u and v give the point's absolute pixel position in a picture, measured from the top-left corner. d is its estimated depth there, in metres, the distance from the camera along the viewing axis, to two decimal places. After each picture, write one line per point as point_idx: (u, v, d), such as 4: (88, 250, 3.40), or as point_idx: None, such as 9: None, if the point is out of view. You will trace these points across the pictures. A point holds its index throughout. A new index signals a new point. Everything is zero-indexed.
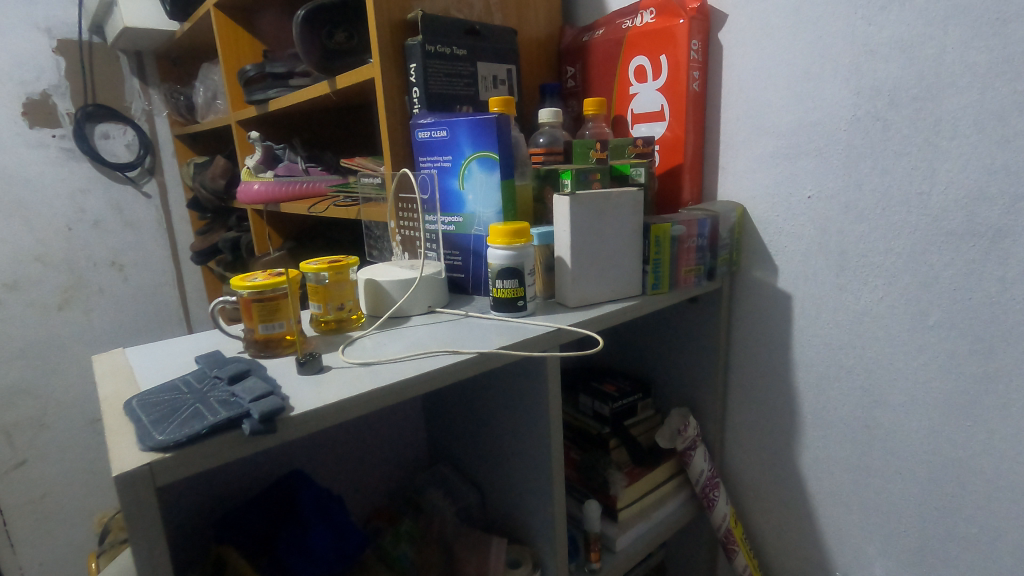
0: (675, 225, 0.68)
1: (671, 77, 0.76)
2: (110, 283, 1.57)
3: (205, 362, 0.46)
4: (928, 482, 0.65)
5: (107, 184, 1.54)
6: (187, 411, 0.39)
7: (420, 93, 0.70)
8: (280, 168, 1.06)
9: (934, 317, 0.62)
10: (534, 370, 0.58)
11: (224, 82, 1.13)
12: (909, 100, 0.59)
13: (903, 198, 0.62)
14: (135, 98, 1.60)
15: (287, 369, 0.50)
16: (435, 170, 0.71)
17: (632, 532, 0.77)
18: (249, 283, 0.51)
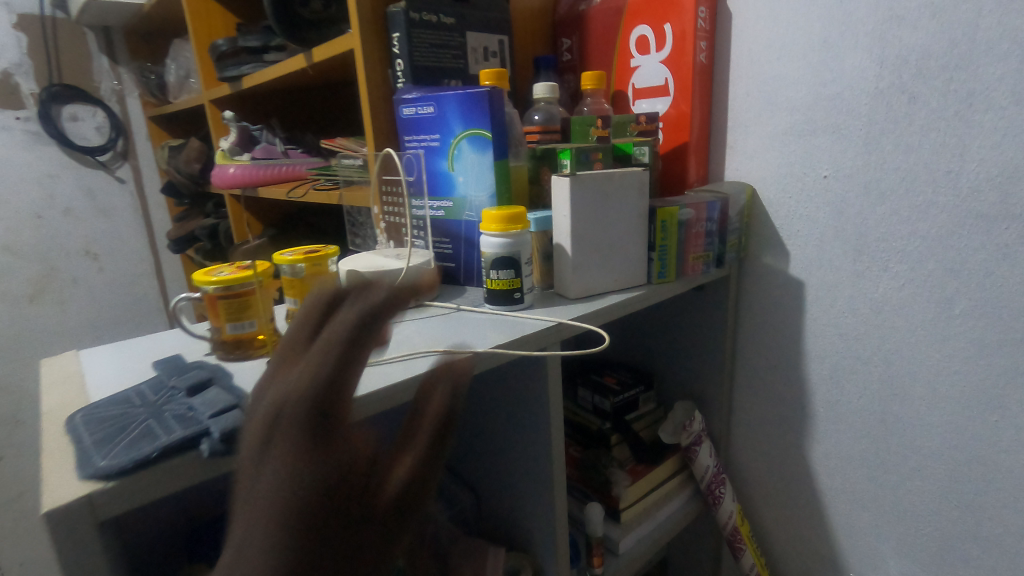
0: (682, 209, 0.63)
1: (676, 48, 0.70)
2: (84, 273, 1.50)
3: (163, 370, 0.41)
4: (949, 480, 0.61)
5: (76, 169, 1.46)
6: (137, 430, 0.34)
7: (403, 65, 0.64)
8: (258, 150, 1.00)
9: (960, 306, 0.57)
10: (533, 368, 0.53)
11: (195, 58, 1.06)
12: (939, 70, 0.54)
13: (930, 176, 0.57)
14: (104, 77, 1.51)
15: (258, 374, 0.45)
16: (421, 150, 0.65)
17: (635, 533, 0.73)
18: (214, 278, 0.45)
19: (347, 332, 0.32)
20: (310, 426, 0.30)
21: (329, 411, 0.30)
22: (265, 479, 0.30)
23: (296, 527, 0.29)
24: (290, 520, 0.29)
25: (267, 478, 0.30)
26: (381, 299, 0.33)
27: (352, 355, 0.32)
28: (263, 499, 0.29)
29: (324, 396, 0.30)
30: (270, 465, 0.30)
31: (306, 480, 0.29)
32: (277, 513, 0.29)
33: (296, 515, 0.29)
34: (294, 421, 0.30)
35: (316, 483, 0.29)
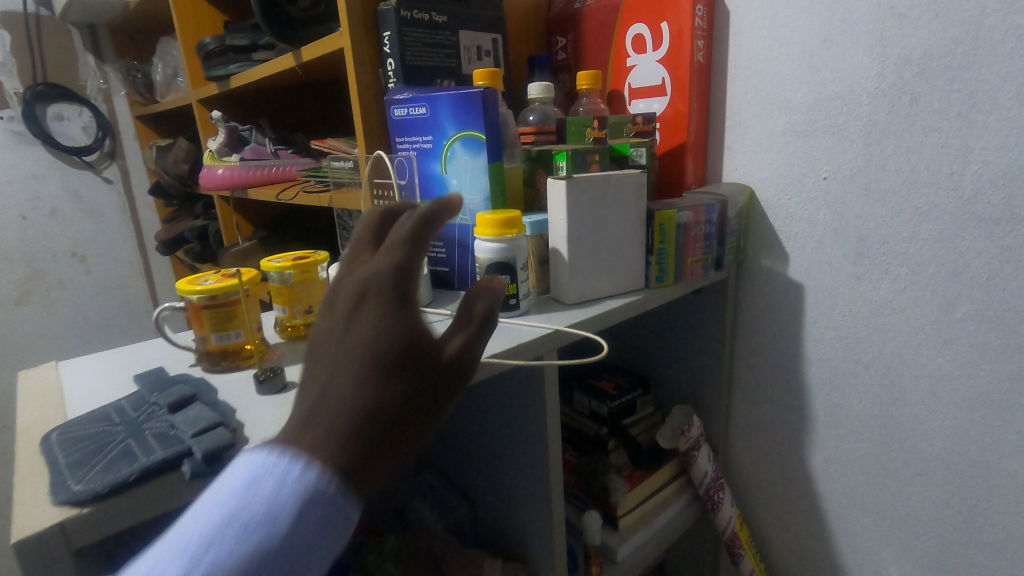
0: (680, 211, 0.61)
1: (673, 46, 0.69)
2: (70, 275, 1.48)
3: (144, 384, 0.40)
4: (951, 485, 0.61)
5: (62, 170, 1.43)
6: (115, 450, 0.33)
7: (394, 65, 0.63)
8: (247, 151, 0.99)
9: (962, 309, 0.57)
10: (529, 376, 0.52)
11: (183, 57, 1.04)
12: (941, 70, 0.53)
13: (931, 178, 0.56)
14: (90, 76, 1.48)
15: (244, 386, 0.43)
16: (413, 152, 0.63)
17: (633, 540, 0.71)
18: (198, 287, 0.44)
19: (419, 221, 0.34)
20: (393, 297, 0.32)
21: (407, 282, 0.33)
22: (346, 336, 0.31)
23: (378, 382, 0.31)
24: (373, 372, 0.30)
25: (346, 339, 0.31)
26: (439, 205, 0.36)
27: (424, 241, 0.34)
28: (345, 351, 0.31)
29: (403, 268, 0.33)
30: (348, 325, 0.32)
31: (388, 338, 0.31)
32: (360, 365, 0.30)
33: (380, 368, 0.31)
34: (376, 291, 0.32)
35: (397, 341, 0.31)
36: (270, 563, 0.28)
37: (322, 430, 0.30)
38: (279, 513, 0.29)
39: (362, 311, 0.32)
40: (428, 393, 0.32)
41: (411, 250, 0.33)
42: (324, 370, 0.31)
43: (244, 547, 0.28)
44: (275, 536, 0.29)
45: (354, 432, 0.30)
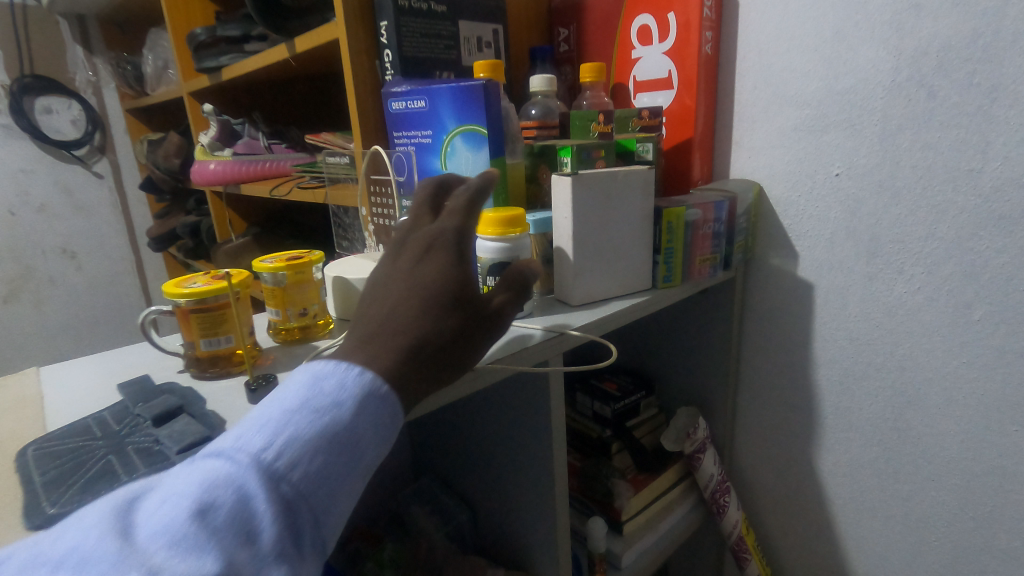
0: (689, 208, 0.59)
1: (680, 38, 0.67)
2: (61, 272, 1.46)
3: (127, 394, 0.38)
4: (964, 491, 0.59)
5: (50, 164, 1.41)
6: (94, 467, 0.31)
7: (392, 56, 0.60)
8: (240, 146, 0.96)
9: (979, 311, 0.55)
10: (534, 381, 0.50)
11: (173, 48, 1.01)
12: (961, 63, 0.51)
13: (949, 175, 0.54)
14: (78, 68, 1.45)
15: (234, 394, 0.41)
16: (412, 147, 0.61)
17: (637, 546, 0.70)
18: (186, 290, 0.41)
19: (476, 191, 0.40)
20: (457, 250, 0.38)
21: (465, 238, 0.38)
22: (413, 272, 0.36)
23: (437, 310, 0.35)
24: (431, 305, 0.35)
25: (412, 275, 0.36)
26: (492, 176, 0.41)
27: (479, 208, 0.40)
28: (409, 286, 0.36)
29: (463, 227, 0.39)
30: (415, 265, 0.37)
31: (451, 280, 0.36)
32: (426, 294, 0.35)
33: (438, 303, 0.36)
34: (440, 243, 0.38)
35: (455, 282, 0.37)
36: (339, 442, 0.30)
37: (382, 348, 0.34)
38: (343, 401, 0.31)
39: (427, 257, 0.37)
40: (470, 331, 0.37)
41: (469, 213, 0.39)
42: (390, 297, 0.36)
43: (315, 426, 0.30)
44: (340, 421, 0.31)
45: (415, 349, 0.34)
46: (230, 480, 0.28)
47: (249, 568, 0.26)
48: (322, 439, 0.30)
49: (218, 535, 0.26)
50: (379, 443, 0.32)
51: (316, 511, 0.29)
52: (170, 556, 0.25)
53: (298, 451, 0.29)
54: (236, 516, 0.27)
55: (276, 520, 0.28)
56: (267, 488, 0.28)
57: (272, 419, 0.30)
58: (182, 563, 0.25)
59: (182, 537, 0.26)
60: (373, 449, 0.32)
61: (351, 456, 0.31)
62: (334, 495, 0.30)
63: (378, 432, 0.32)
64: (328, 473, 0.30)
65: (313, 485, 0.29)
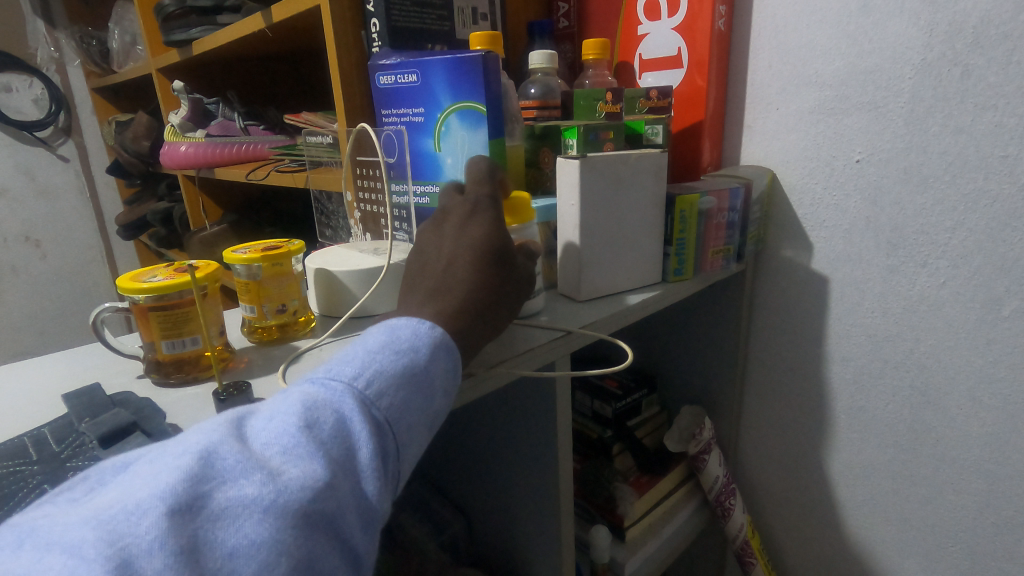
0: (704, 196, 0.55)
1: (690, 11, 0.62)
2: (25, 261, 1.40)
3: (70, 407, 0.33)
4: (986, 496, 0.56)
5: (12, 146, 1.34)
6: (24, 503, 0.26)
7: (379, 26, 0.54)
8: (214, 127, 0.90)
9: (1009, 308, 0.51)
10: (539, 384, 0.46)
11: (139, 20, 0.94)
12: (999, 39, 0.47)
13: (981, 161, 0.50)
14: (40, 43, 1.37)
15: (202, 403, 0.36)
16: (403, 127, 0.56)
17: (641, 553, 0.66)
18: (145, 284, 0.36)
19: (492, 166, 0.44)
20: (496, 215, 0.40)
21: (498, 203, 0.41)
22: (460, 233, 0.39)
23: (489, 262, 0.38)
24: (479, 259, 0.37)
25: (461, 236, 0.39)
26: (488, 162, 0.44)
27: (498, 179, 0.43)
28: (458, 246, 0.38)
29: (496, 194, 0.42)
30: (461, 228, 0.39)
31: (494, 237, 0.39)
32: (478, 250, 0.38)
33: (485, 258, 0.38)
34: (481, 209, 0.40)
35: (499, 241, 0.39)
36: (422, 377, 0.31)
37: (440, 302, 0.35)
38: (421, 343, 0.32)
39: (470, 223, 0.40)
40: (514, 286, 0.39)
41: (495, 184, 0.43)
42: (444, 257, 0.38)
43: (399, 361, 0.30)
44: (419, 359, 0.31)
45: (473, 297, 0.36)
46: (327, 404, 0.28)
47: (351, 483, 0.26)
48: (406, 372, 0.30)
49: (327, 448, 0.26)
50: (452, 385, 0.33)
51: (407, 439, 0.29)
52: (285, 463, 0.25)
53: (387, 381, 0.29)
54: (340, 435, 0.27)
55: (373, 442, 0.27)
56: (363, 412, 0.28)
57: (359, 353, 0.30)
58: (297, 469, 0.25)
59: (294, 447, 0.26)
60: (448, 391, 0.32)
61: (432, 391, 0.31)
62: (420, 427, 0.30)
63: (451, 374, 0.33)
64: (415, 404, 0.30)
65: (401, 415, 0.29)
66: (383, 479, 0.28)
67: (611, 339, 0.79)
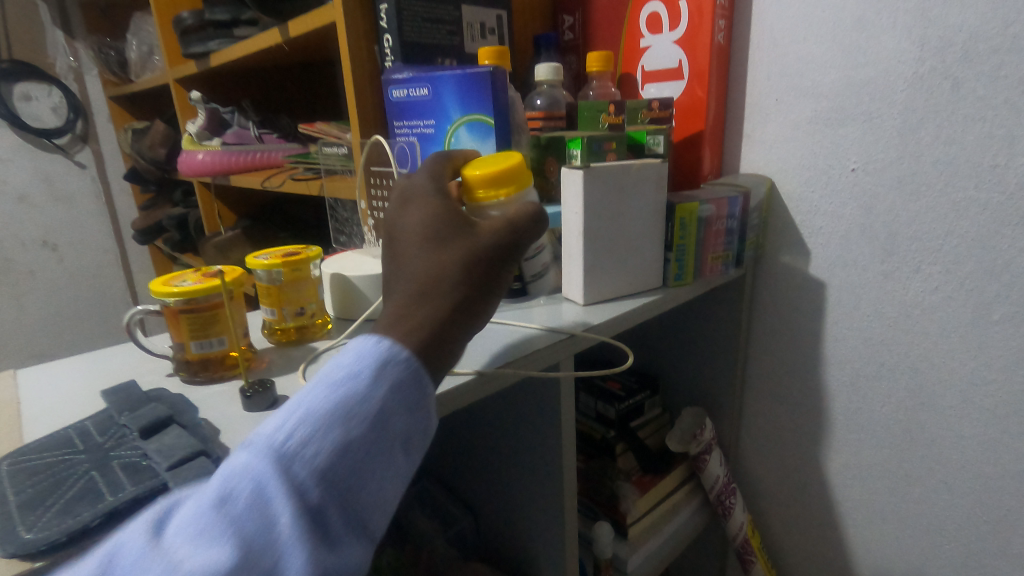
0: (703, 204, 0.57)
1: (692, 26, 0.64)
2: (42, 265, 1.44)
3: (110, 402, 0.35)
4: (980, 495, 0.58)
5: (31, 153, 1.38)
6: (75, 487, 0.28)
7: (392, 41, 0.57)
8: (229, 135, 0.93)
9: (999, 312, 0.53)
10: (544, 385, 0.48)
11: (157, 33, 0.97)
12: (988, 53, 0.49)
13: (972, 170, 0.52)
14: (59, 53, 1.41)
15: (229, 400, 0.38)
16: (414, 138, 0.58)
17: (643, 550, 0.68)
18: (176, 288, 0.39)
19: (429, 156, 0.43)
20: (432, 195, 0.39)
21: (438, 184, 0.40)
22: (402, 225, 0.38)
23: (438, 256, 0.35)
24: (424, 244, 0.36)
25: (403, 227, 0.38)
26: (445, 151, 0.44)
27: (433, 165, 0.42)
28: (404, 239, 0.37)
29: (431, 177, 0.40)
30: (402, 219, 0.38)
31: (435, 217, 0.37)
32: (423, 238, 0.36)
33: (432, 241, 0.36)
34: (417, 195, 0.39)
35: (444, 218, 0.37)
36: (353, 420, 0.29)
37: (402, 294, 0.35)
38: (357, 376, 0.30)
39: (411, 211, 0.38)
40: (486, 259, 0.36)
41: (436, 171, 0.42)
42: (395, 252, 0.37)
43: (328, 407, 0.29)
44: (354, 398, 0.29)
45: (431, 284, 0.35)
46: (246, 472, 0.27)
47: (270, 558, 0.25)
48: (334, 419, 0.29)
49: (239, 525, 0.25)
50: (411, 408, 0.31)
51: (352, 484, 0.28)
52: (194, 550, 0.25)
53: (311, 434, 0.28)
54: (254, 507, 0.26)
55: (291, 508, 0.26)
56: (283, 474, 0.27)
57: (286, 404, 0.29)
58: (201, 557, 0.24)
59: (202, 530, 0.25)
60: (405, 418, 0.31)
61: (377, 427, 0.29)
62: (366, 467, 0.28)
63: (406, 398, 0.31)
64: (354, 446, 0.28)
65: (331, 467, 0.28)
66: (314, 542, 0.26)
67: (615, 342, 0.81)
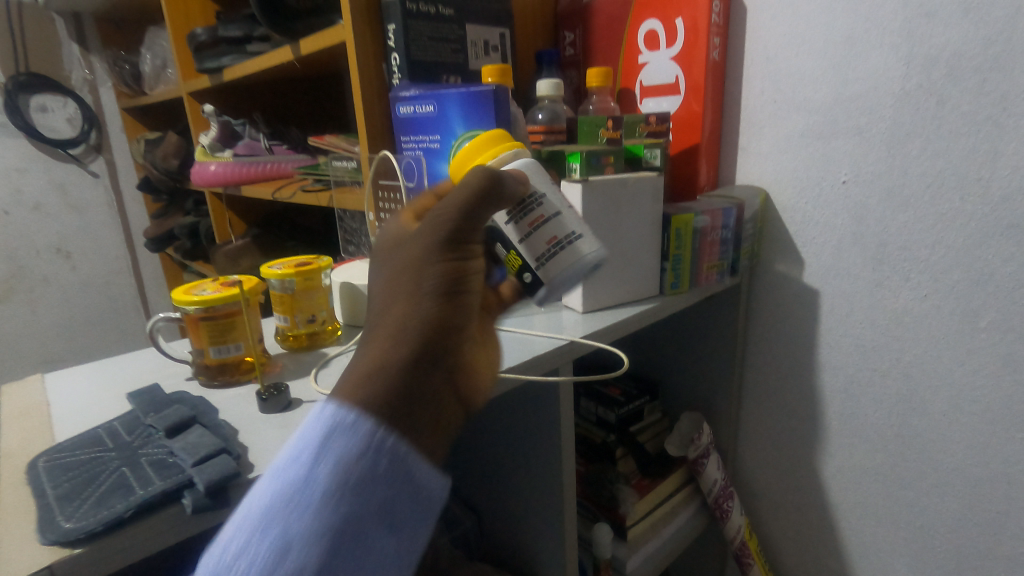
0: (698, 215, 0.59)
1: (688, 43, 0.66)
2: (55, 272, 1.47)
3: (137, 404, 0.37)
4: (971, 498, 0.59)
5: (46, 163, 1.41)
6: (107, 481, 0.30)
7: (399, 60, 0.60)
8: (239, 147, 0.95)
9: (986, 319, 0.55)
10: (544, 389, 0.50)
11: (172, 48, 1.00)
12: (970, 71, 0.51)
13: (957, 183, 0.54)
14: (75, 66, 1.45)
15: (246, 403, 0.41)
16: (420, 153, 0.60)
17: (642, 552, 0.69)
18: (195, 297, 0.41)
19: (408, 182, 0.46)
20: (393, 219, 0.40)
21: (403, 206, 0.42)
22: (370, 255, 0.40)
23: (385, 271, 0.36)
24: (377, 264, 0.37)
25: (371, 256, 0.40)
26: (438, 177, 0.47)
27: None
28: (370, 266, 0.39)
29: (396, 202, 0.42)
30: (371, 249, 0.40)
31: (388, 237, 0.38)
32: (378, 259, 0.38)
33: (383, 259, 0.37)
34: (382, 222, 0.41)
35: (397, 235, 0.38)
36: (306, 524, 0.28)
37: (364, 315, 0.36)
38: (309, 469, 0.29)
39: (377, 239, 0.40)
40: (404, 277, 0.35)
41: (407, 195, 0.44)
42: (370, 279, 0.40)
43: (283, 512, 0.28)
44: (308, 496, 0.29)
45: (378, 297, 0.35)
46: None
47: None
48: (289, 526, 0.28)
49: None
50: (373, 480, 0.30)
51: (313, 570, 0.28)
52: None
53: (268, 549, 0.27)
54: None
55: None
56: None
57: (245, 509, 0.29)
58: None
59: None
60: (371, 492, 0.29)
61: (335, 520, 0.28)
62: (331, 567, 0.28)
63: (364, 476, 0.29)
64: (313, 536, 0.28)
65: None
66: None
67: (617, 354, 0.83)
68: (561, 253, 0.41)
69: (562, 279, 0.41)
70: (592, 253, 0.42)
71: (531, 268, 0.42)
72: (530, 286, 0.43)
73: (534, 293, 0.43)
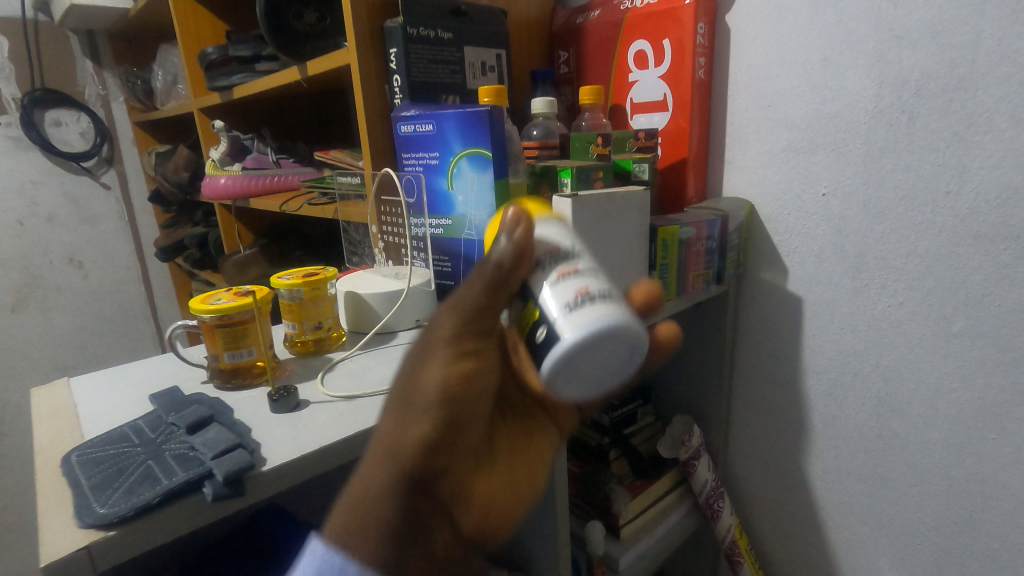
0: (684, 227, 0.63)
1: (675, 63, 0.70)
2: (67, 282, 1.51)
3: (160, 404, 0.41)
4: (950, 497, 0.61)
5: (60, 176, 1.46)
6: (136, 472, 0.34)
7: (401, 81, 0.63)
8: (249, 161, 0.99)
9: (958, 324, 0.57)
10: None
11: (184, 65, 1.04)
12: (938, 91, 0.54)
13: (928, 196, 0.57)
14: (88, 82, 1.51)
15: (258, 404, 0.44)
16: (421, 169, 0.64)
17: (635, 550, 0.72)
18: (211, 306, 0.45)
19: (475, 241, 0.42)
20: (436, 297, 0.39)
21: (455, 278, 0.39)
22: None
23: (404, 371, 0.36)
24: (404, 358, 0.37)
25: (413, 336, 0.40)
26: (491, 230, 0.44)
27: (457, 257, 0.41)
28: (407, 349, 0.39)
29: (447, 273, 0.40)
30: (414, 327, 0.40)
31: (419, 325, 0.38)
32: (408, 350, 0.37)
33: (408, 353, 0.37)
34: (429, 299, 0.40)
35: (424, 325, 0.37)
36: None
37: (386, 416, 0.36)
38: None
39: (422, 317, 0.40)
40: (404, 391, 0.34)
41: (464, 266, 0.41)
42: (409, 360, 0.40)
43: None
44: None
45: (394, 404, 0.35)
46: None
47: None
48: None
49: None
50: None
51: None
52: None
53: None
54: None
55: None
56: None
57: None
58: None
59: None
60: None
61: None
62: None
63: None
64: None
65: None
66: None
67: None
68: (591, 303, 0.34)
69: (585, 341, 0.33)
70: (625, 322, 0.34)
71: (550, 321, 0.34)
72: (541, 347, 0.34)
73: (545, 358, 0.34)
